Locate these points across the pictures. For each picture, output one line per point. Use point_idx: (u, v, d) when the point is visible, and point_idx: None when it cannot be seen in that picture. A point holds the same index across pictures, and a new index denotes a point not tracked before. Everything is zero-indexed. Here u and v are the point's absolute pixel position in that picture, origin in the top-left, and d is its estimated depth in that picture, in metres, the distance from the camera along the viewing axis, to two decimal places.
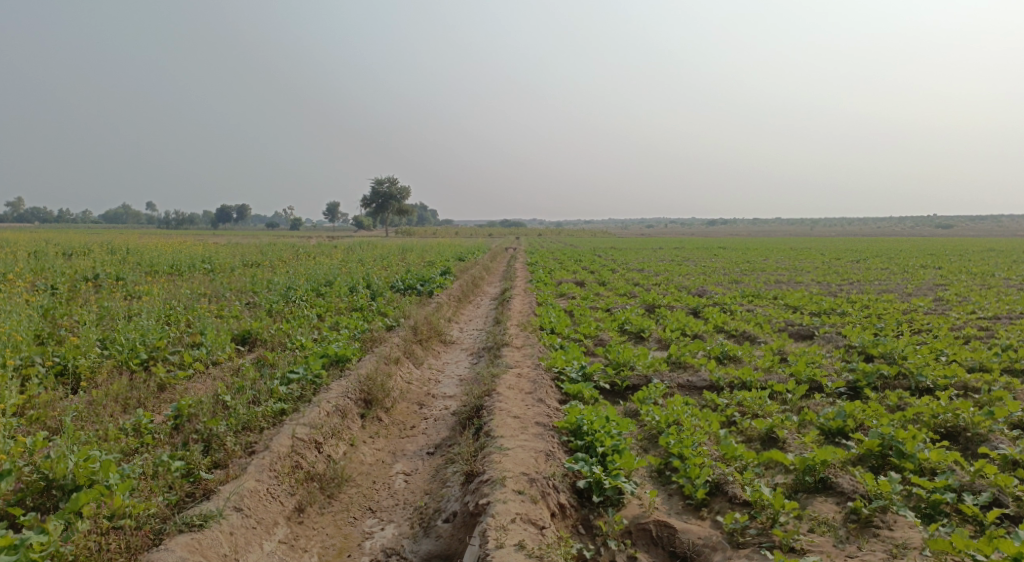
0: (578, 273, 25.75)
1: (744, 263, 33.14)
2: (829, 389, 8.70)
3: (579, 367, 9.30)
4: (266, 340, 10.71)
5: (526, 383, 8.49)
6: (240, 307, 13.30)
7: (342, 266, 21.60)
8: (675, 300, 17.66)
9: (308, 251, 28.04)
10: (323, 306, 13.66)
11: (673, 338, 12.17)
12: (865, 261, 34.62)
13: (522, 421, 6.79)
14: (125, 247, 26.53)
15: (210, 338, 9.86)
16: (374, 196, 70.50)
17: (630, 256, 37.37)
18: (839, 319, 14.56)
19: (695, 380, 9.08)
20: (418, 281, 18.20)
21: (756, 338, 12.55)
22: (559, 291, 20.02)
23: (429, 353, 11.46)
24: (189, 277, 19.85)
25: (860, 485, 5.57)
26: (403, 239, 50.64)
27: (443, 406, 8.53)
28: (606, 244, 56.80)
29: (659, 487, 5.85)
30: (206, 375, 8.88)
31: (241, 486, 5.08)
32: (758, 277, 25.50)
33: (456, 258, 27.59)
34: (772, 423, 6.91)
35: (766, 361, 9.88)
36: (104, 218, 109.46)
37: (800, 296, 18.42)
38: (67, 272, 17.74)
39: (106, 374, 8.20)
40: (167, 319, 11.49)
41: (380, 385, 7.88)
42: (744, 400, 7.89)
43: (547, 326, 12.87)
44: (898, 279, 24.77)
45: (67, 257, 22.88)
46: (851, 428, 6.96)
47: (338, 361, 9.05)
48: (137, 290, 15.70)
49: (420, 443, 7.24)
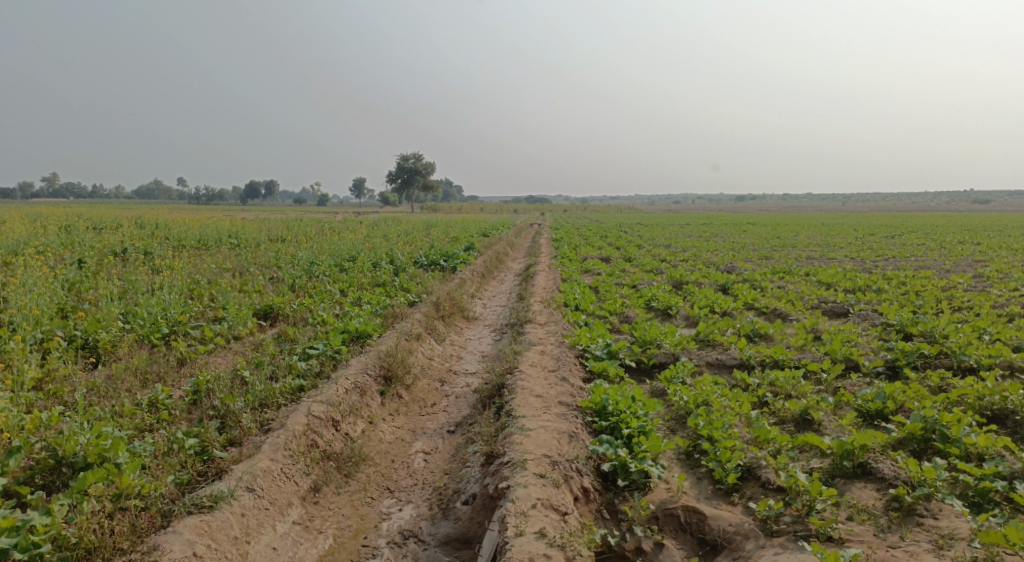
0: (603, 248, 25.40)
1: (774, 239, 32.32)
2: (866, 368, 8.33)
3: (604, 344, 9.05)
4: (288, 315, 10.66)
5: (549, 361, 8.29)
6: (263, 282, 13.29)
7: (366, 241, 21.57)
8: (703, 276, 17.25)
9: (333, 226, 28.08)
10: (345, 281, 13.59)
11: (702, 315, 11.82)
12: (900, 237, 33.58)
13: (544, 400, 6.58)
14: (154, 222, 26.85)
15: (231, 313, 9.83)
16: (399, 172, 70.46)
17: (657, 231, 36.78)
18: (875, 295, 14.05)
19: (725, 359, 8.78)
20: (442, 256, 18.06)
21: (788, 316, 12.15)
22: (584, 267, 19.72)
23: (452, 329, 11.32)
24: (215, 251, 19.99)
25: (902, 471, 5.26)
26: (429, 214, 50.52)
27: (465, 384, 8.37)
28: (632, 219, 56.08)
29: (687, 470, 5.61)
30: (227, 351, 8.85)
31: (254, 465, 4.97)
32: (790, 253, 24.85)
33: (480, 233, 27.42)
34: (807, 405, 6.60)
35: (800, 340, 9.51)
36: (137, 194, 111.59)
37: (833, 272, 17.84)
38: (97, 246, 17.95)
39: (127, 348, 8.20)
40: (191, 294, 11.51)
41: (401, 362, 7.74)
42: (776, 380, 7.59)
43: (572, 302, 12.62)
44: (936, 255, 23.89)
45: (98, 231, 23.22)
46: (891, 411, 6.62)
47: (359, 337, 8.93)
48: (163, 264, 15.81)
49: (440, 421, 7.10)
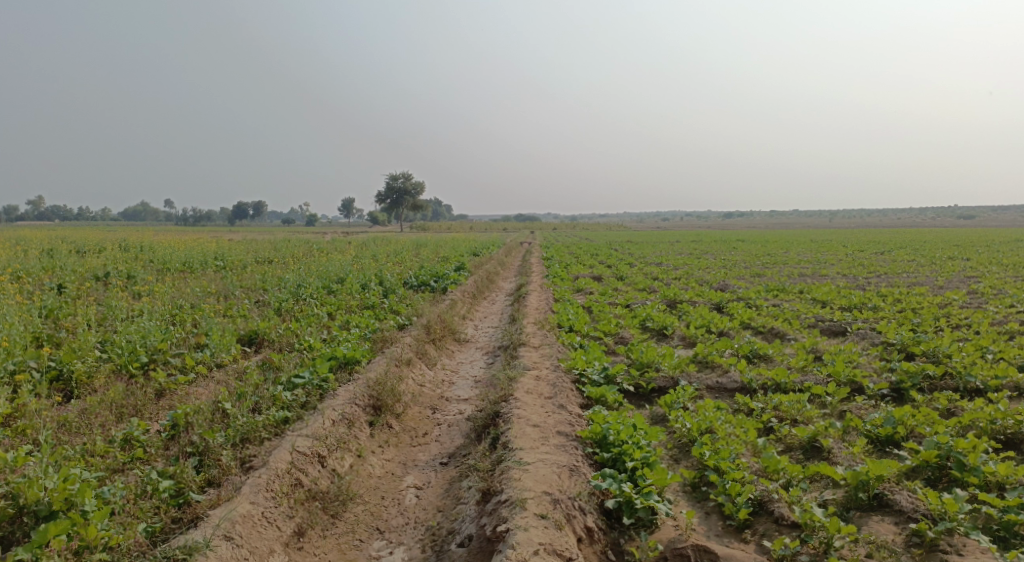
0: (595, 267, 25.20)
1: (765, 256, 32.27)
2: (870, 390, 8.11)
3: (601, 368, 8.78)
4: (273, 341, 10.31)
5: (545, 387, 7.98)
6: (249, 306, 12.93)
7: (354, 262, 21.22)
8: (697, 295, 17.05)
9: (322, 247, 27.73)
10: (334, 304, 13.25)
11: (699, 335, 11.58)
12: (890, 253, 33.70)
13: (542, 430, 6.28)
14: (138, 244, 26.38)
15: (214, 339, 9.47)
16: (388, 192, 70.29)
17: (647, 249, 36.71)
18: (871, 313, 13.89)
19: (726, 381, 8.53)
20: (432, 277, 17.76)
21: (785, 335, 11.94)
22: (576, 286, 19.49)
23: (443, 353, 11.00)
24: (201, 274, 19.56)
25: (921, 502, 5.03)
26: (418, 234, 50.21)
27: (458, 411, 8.05)
28: (621, 236, 56.13)
29: (694, 504, 5.33)
30: (210, 380, 8.48)
31: (232, 511, 4.64)
32: (782, 270, 24.77)
33: (471, 253, 27.17)
34: (816, 431, 6.35)
35: (801, 361, 9.28)
36: (124, 216, 110.78)
37: (827, 289, 17.70)
38: (78, 270, 17.49)
39: (104, 379, 7.82)
40: (173, 320, 11.13)
41: (390, 390, 7.41)
42: (781, 404, 7.34)
43: (566, 324, 12.35)
44: (927, 271, 23.86)
45: (81, 255, 22.74)
46: (902, 436, 6.38)
47: (347, 364, 8.60)
48: (146, 288, 15.39)
49: (432, 452, 6.77)
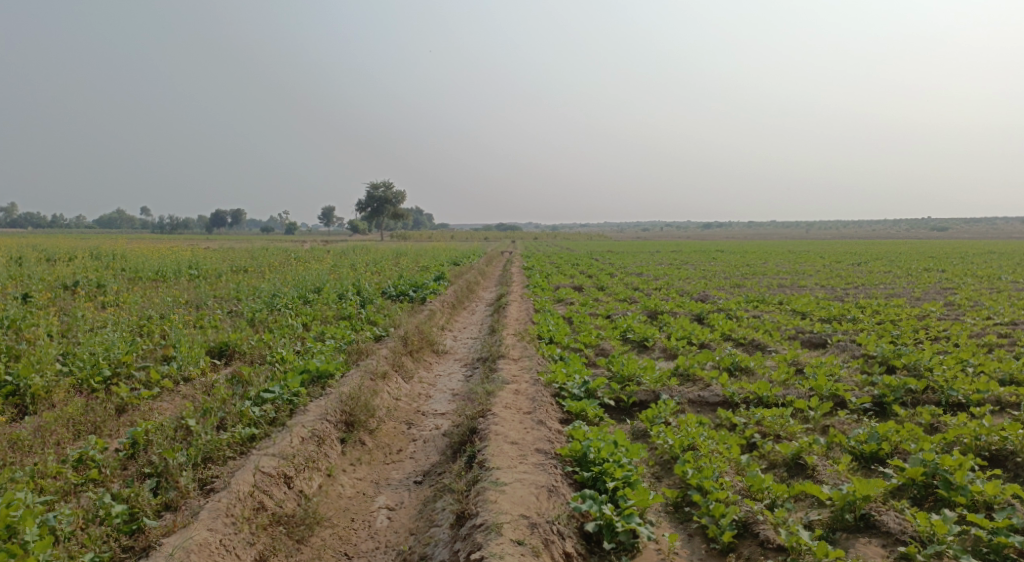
0: (576, 277, 25.11)
1: (744, 266, 32.39)
2: (853, 405, 8.02)
3: (581, 382, 8.59)
4: (245, 353, 9.97)
5: (524, 401, 7.78)
6: (221, 316, 12.56)
7: (332, 271, 20.88)
8: (678, 306, 16.98)
9: (300, 256, 27.29)
10: (309, 315, 12.92)
11: (680, 347, 11.45)
12: (867, 264, 34.13)
13: (520, 448, 6.07)
14: (110, 252, 25.69)
15: (183, 351, 9.13)
16: (369, 200, 69.79)
17: (628, 259, 36.77)
18: (851, 325, 13.89)
19: (708, 396, 8.38)
20: (411, 287, 17.49)
21: (767, 347, 11.87)
22: (557, 296, 19.34)
23: (420, 365, 10.75)
24: (174, 283, 19.07)
25: (909, 524, 4.95)
26: (398, 243, 49.81)
27: (434, 426, 7.80)
28: (602, 246, 56.29)
29: (677, 525, 5.18)
30: (176, 395, 8.14)
31: (188, 539, 4.38)
32: (762, 281, 24.89)
33: (451, 262, 26.92)
34: (799, 447, 6.23)
35: (782, 374, 9.19)
36: (99, 222, 108.90)
37: (807, 301, 17.74)
38: (44, 278, 16.92)
39: (63, 394, 7.44)
40: (141, 331, 10.73)
41: (364, 405, 7.15)
42: (764, 420, 7.21)
43: (546, 335, 12.15)
44: (904, 283, 24.11)
45: (49, 262, 22.09)
46: (886, 453, 6.30)
47: (320, 377, 8.31)
48: (115, 297, 14.91)
49: (406, 470, 6.52)
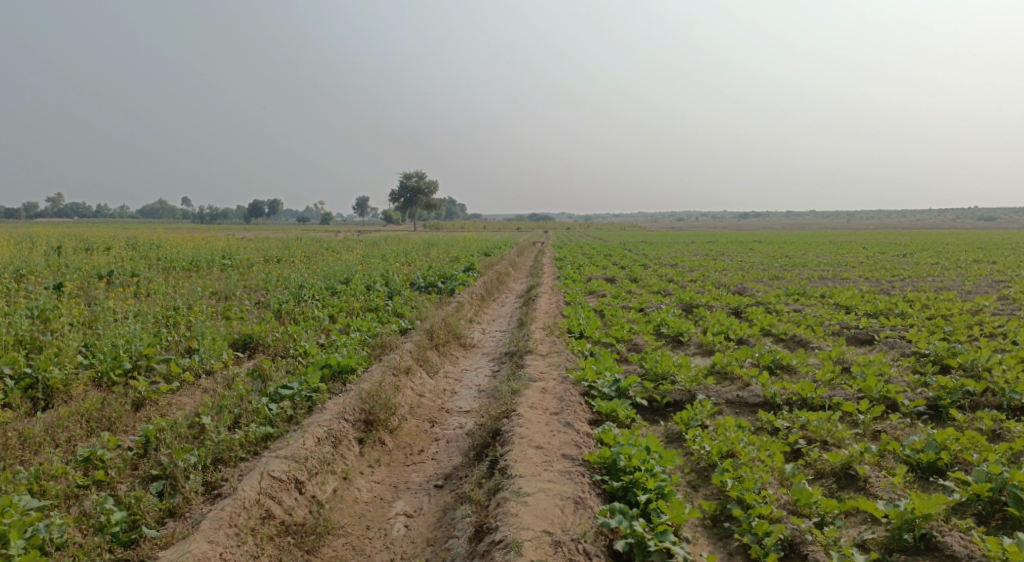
0: (608, 268, 24.57)
1: (783, 258, 31.37)
2: (905, 408, 7.45)
3: (612, 380, 8.17)
4: (268, 346, 9.80)
5: (551, 401, 7.40)
6: (248, 307, 12.44)
7: (363, 262, 20.76)
8: (714, 298, 16.37)
9: (332, 246, 27.29)
10: (335, 306, 12.74)
11: (716, 343, 10.91)
12: (911, 256, 32.90)
13: (545, 454, 5.71)
14: (148, 242, 26.05)
15: (205, 344, 8.98)
16: (402, 191, 70.01)
17: (662, 250, 35.98)
18: (900, 320, 13.14)
19: (747, 396, 7.88)
20: (440, 278, 17.23)
21: (809, 344, 11.26)
22: (588, 288, 18.88)
23: (446, 360, 10.46)
24: (206, 273, 19.13)
25: (975, 547, 4.45)
26: (429, 233, 49.64)
27: (458, 425, 7.49)
28: (636, 237, 55.32)
29: (716, 543, 4.78)
30: (196, 389, 7.99)
31: (187, 552, 4.18)
32: (802, 273, 24.02)
33: (482, 253, 26.64)
34: (849, 457, 5.73)
35: (827, 373, 8.61)
36: (142, 213, 111.92)
37: (851, 294, 16.92)
38: (81, 268, 17.16)
39: (82, 388, 7.32)
40: (167, 322, 10.67)
41: (384, 403, 6.86)
42: (809, 424, 6.71)
43: (576, 329, 11.73)
44: (954, 275, 22.96)
45: (89, 252, 22.43)
46: (945, 463, 5.76)
47: (341, 372, 8.07)
48: (146, 288, 14.95)
49: (427, 472, 6.22)
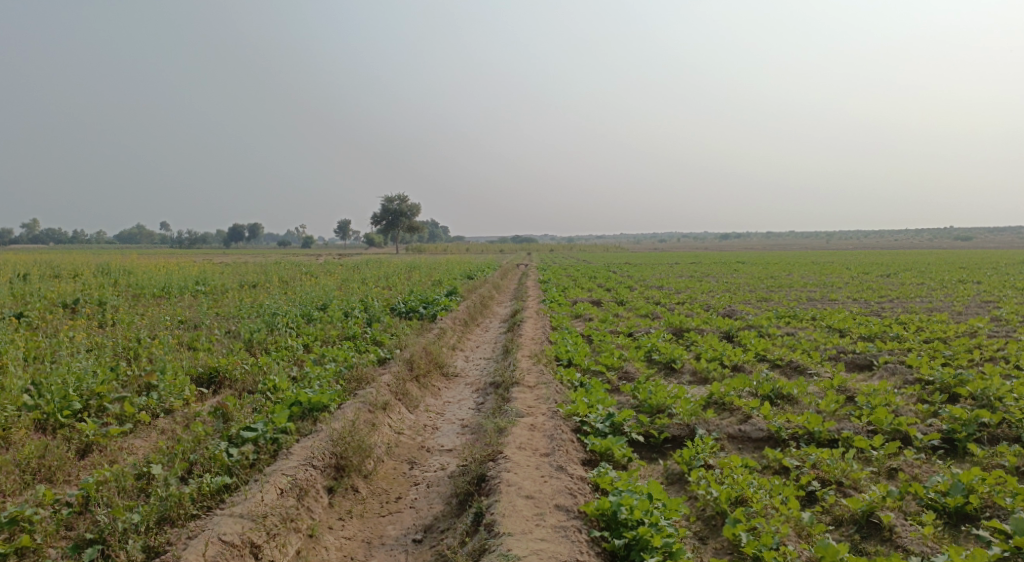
0: (594, 291, 24.08)
1: (769, 279, 31.15)
2: (919, 442, 6.96)
3: (605, 414, 7.61)
4: (235, 380, 9.10)
5: (540, 440, 6.79)
6: (218, 337, 11.72)
7: (342, 287, 20.07)
8: (704, 322, 15.91)
9: (311, 271, 26.48)
10: (310, 335, 12.05)
11: (711, 371, 10.38)
12: (895, 275, 32.90)
13: (536, 505, 5.13)
14: (119, 268, 25.16)
15: (165, 380, 8.29)
16: (384, 214, 69.42)
17: (647, 272, 35.71)
18: (897, 344, 12.73)
19: (750, 430, 7.33)
20: (422, 303, 16.60)
21: (806, 370, 10.80)
22: (574, 312, 18.35)
23: (427, 392, 9.84)
24: (177, 300, 18.29)
25: None
26: (411, 256, 49.03)
27: (439, 466, 6.86)
28: (619, 259, 55.04)
29: None
30: (153, 432, 7.30)
31: None
32: (790, 295, 23.74)
33: (465, 276, 26.06)
34: (871, 502, 5.23)
35: (832, 404, 8.11)
36: (120, 237, 110.20)
37: (842, 316, 16.54)
38: (45, 295, 16.31)
39: (22, 433, 6.60)
40: (127, 355, 9.94)
41: (358, 445, 6.25)
42: (821, 462, 6.20)
43: (564, 357, 11.15)
44: (940, 296, 22.80)
45: (55, 279, 21.45)
46: (975, 508, 5.26)
47: (312, 410, 7.42)
48: (111, 317, 14.12)
49: (405, 524, 5.59)
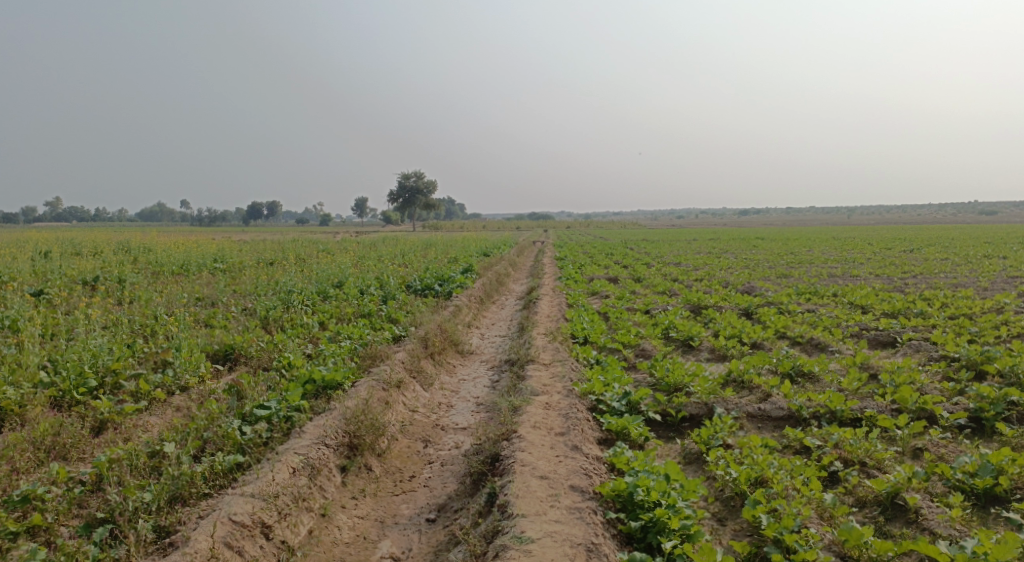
0: (610, 267, 23.85)
1: (789, 255, 30.70)
2: (945, 421, 6.75)
3: (621, 392, 7.49)
4: (250, 357, 9.11)
5: (555, 419, 6.69)
6: (234, 314, 11.74)
7: (358, 264, 20.05)
8: (723, 299, 15.68)
9: (327, 248, 26.50)
10: (325, 312, 12.04)
11: (730, 348, 10.20)
12: (919, 251, 32.22)
13: (551, 486, 5.05)
14: (139, 245, 25.36)
15: (181, 357, 8.30)
16: (400, 191, 69.32)
17: (665, 248, 35.38)
18: (921, 320, 12.42)
19: (770, 409, 7.17)
20: (437, 280, 16.52)
21: (827, 347, 10.58)
22: (591, 289, 18.18)
23: (442, 369, 9.78)
24: (195, 278, 18.38)
25: None
26: (428, 234, 48.94)
27: (454, 444, 6.80)
28: (636, 235, 54.54)
29: None
30: (168, 409, 7.32)
31: None
32: (810, 270, 23.34)
33: (481, 253, 25.95)
34: (896, 484, 5.08)
35: (854, 382, 7.90)
36: (141, 216, 111.53)
37: (865, 292, 16.20)
38: (66, 273, 16.47)
39: (38, 410, 6.64)
40: (144, 332, 9.98)
41: (371, 423, 6.20)
42: (843, 442, 6.03)
43: (580, 334, 11.02)
44: (966, 271, 22.27)
45: (77, 256, 21.68)
46: (1005, 490, 5.08)
47: (326, 388, 7.39)
48: (129, 294, 14.21)
49: (418, 503, 5.55)
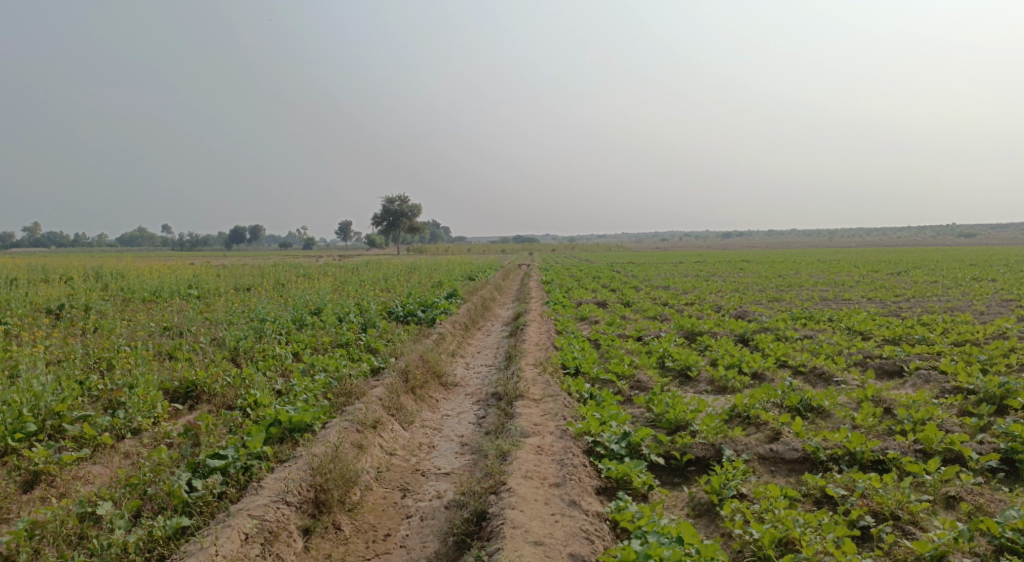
0: (599, 291, 23.28)
1: (777, 277, 30.39)
2: (977, 464, 6.14)
3: (619, 432, 6.81)
4: (214, 394, 8.31)
5: (549, 467, 6.00)
6: (202, 344, 10.93)
7: (339, 289, 19.28)
8: (717, 324, 15.09)
9: (308, 272, 25.64)
10: (301, 342, 11.27)
11: (730, 379, 9.58)
12: (907, 272, 32.07)
13: (545, 555, 4.42)
14: (112, 270, 24.43)
15: (135, 395, 7.49)
16: (385, 214, 68.68)
17: (652, 270, 34.98)
18: (925, 347, 11.89)
19: (782, 451, 6.54)
20: (420, 306, 15.80)
21: (832, 377, 9.98)
22: (579, 314, 17.55)
23: (423, 404, 9.05)
24: (167, 305, 17.46)
25: None
26: (413, 258, 48.39)
27: (435, 493, 6.07)
28: (621, 258, 54.32)
29: None
30: (115, 456, 6.54)
31: None
32: (802, 294, 22.96)
33: (466, 277, 25.28)
34: (941, 547, 4.50)
35: (870, 418, 7.30)
36: (120, 240, 109.77)
37: (861, 318, 15.70)
38: (28, 300, 15.56)
39: None
40: (100, 366, 9.14)
41: (341, 475, 5.47)
42: (871, 490, 5.40)
43: (571, 365, 10.34)
44: (958, 294, 22.03)
45: (44, 282, 20.65)
46: None
47: (293, 431, 6.64)
48: (91, 323, 13.29)
49: None
